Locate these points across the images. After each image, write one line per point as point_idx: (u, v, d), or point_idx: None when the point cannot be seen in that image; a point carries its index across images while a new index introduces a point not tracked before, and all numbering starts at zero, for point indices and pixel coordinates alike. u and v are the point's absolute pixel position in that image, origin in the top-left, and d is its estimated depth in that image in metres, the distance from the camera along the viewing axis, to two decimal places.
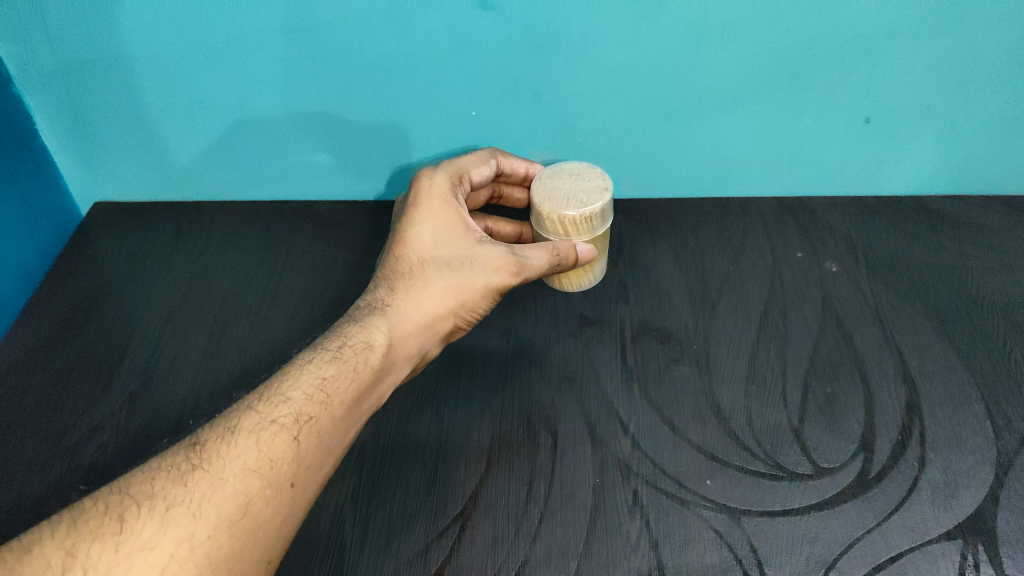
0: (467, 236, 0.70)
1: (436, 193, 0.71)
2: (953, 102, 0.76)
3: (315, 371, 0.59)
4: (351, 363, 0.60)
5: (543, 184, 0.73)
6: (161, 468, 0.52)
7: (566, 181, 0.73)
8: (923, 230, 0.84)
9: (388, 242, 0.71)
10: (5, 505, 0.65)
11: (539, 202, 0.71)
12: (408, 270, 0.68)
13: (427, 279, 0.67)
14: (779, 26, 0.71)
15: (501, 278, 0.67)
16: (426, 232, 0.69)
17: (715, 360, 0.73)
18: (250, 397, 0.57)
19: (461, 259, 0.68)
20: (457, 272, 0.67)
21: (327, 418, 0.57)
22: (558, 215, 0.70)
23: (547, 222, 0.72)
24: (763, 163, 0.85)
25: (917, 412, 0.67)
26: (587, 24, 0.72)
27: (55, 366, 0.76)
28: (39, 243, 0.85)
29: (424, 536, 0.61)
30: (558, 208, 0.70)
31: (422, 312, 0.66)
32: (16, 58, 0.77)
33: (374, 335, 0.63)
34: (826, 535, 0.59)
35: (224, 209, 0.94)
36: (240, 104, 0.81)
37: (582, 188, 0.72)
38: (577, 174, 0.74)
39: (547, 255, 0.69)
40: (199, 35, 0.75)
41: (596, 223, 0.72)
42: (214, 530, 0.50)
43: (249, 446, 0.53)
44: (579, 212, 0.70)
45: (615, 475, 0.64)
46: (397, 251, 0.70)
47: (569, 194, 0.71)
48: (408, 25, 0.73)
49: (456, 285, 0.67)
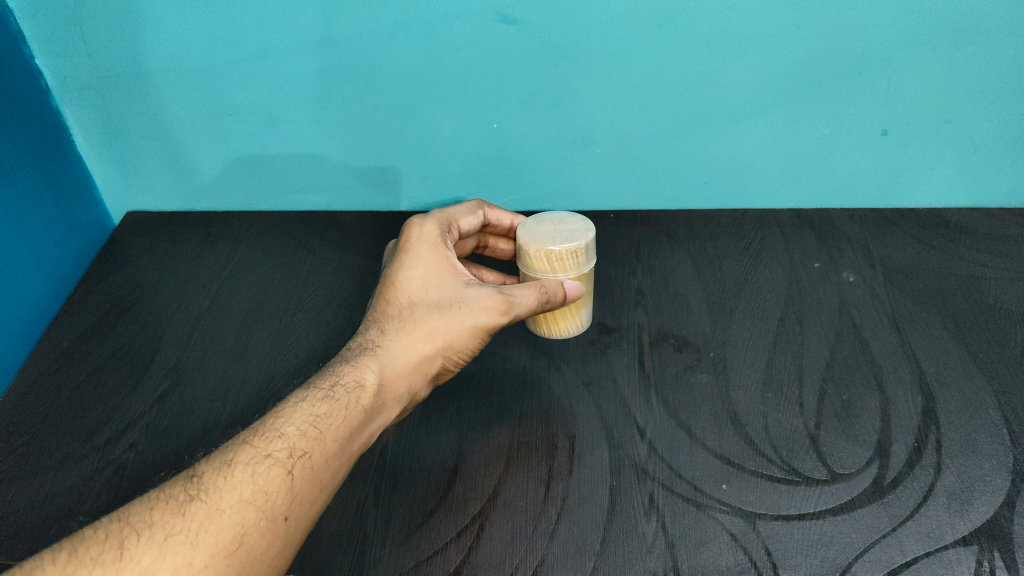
0: (456, 279, 0.68)
1: (426, 238, 0.69)
2: (969, 113, 0.78)
3: (309, 408, 0.57)
4: (343, 402, 0.58)
5: (526, 228, 0.73)
6: (159, 498, 0.51)
7: (548, 224, 0.73)
8: (941, 239, 0.85)
9: (377, 287, 0.69)
10: (32, 499, 0.66)
11: (523, 241, 0.71)
12: (397, 311, 0.66)
13: (417, 320, 0.65)
14: (796, 36, 0.73)
15: (491, 317, 0.65)
16: (415, 275, 0.67)
17: (732, 365, 0.74)
18: (245, 432, 0.56)
19: (452, 300, 0.66)
20: (446, 314, 0.65)
21: (321, 454, 0.55)
22: (544, 250, 0.69)
23: (533, 260, 0.71)
24: (780, 176, 0.86)
25: (934, 418, 0.67)
26: (606, 36, 0.75)
27: (83, 370, 0.78)
28: (72, 249, 0.88)
29: (444, 533, 0.62)
30: (543, 244, 0.70)
31: (410, 353, 0.64)
32: (56, 70, 0.81)
33: (365, 375, 0.61)
34: (842, 538, 0.59)
35: (252, 217, 0.96)
36: (270, 115, 0.84)
37: (566, 229, 0.72)
38: (560, 219, 0.74)
39: (535, 293, 0.67)
40: (232, 47, 0.78)
41: (583, 259, 0.71)
42: (210, 560, 0.48)
43: (245, 478, 0.52)
44: (566, 248, 0.69)
45: (631, 477, 0.65)
46: (385, 294, 0.68)
47: (553, 233, 0.71)
48: (432, 39, 0.76)
49: (443, 326, 0.65)
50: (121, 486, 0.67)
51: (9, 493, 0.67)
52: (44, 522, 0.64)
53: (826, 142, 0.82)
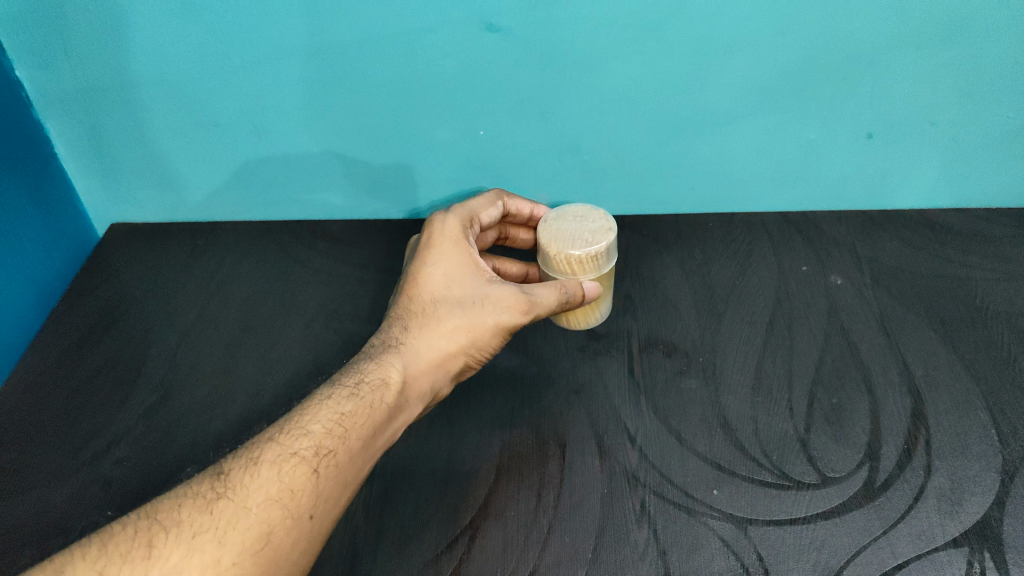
0: (479, 278, 0.67)
1: (448, 236, 0.69)
2: (955, 114, 0.78)
3: (334, 405, 0.56)
4: (368, 400, 0.57)
5: (547, 225, 0.72)
6: (187, 495, 0.50)
7: (568, 221, 0.72)
8: (927, 239, 0.85)
9: (400, 284, 0.68)
10: (21, 517, 0.66)
11: (545, 242, 0.70)
12: (420, 309, 0.65)
13: (440, 317, 0.64)
14: (781, 40, 0.73)
15: (513, 317, 0.65)
16: (438, 273, 0.67)
17: (721, 369, 0.74)
18: (273, 427, 0.55)
19: (475, 299, 0.65)
20: (468, 312, 0.64)
21: (346, 452, 0.55)
22: (564, 255, 0.69)
23: (553, 262, 0.70)
24: (767, 179, 0.86)
25: (923, 420, 0.68)
26: (592, 42, 0.75)
27: (72, 383, 0.78)
28: (57, 263, 0.88)
29: (436, 544, 0.61)
30: (564, 248, 0.69)
31: (433, 351, 0.63)
32: (38, 82, 0.80)
33: (389, 372, 0.60)
34: (833, 542, 0.59)
35: (239, 227, 0.95)
36: (255, 125, 0.83)
37: (587, 228, 0.71)
38: (581, 215, 0.73)
39: (556, 293, 0.67)
40: (216, 59, 0.77)
41: (604, 261, 0.70)
42: (236, 560, 0.48)
43: (272, 476, 0.52)
44: (587, 249, 0.69)
45: (622, 483, 0.65)
46: (408, 291, 0.67)
47: (574, 234, 0.70)
48: (418, 47, 0.76)
49: (466, 325, 0.64)
50: (110, 502, 0.66)
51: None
52: (33, 541, 0.64)
53: (812, 145, 0.82)
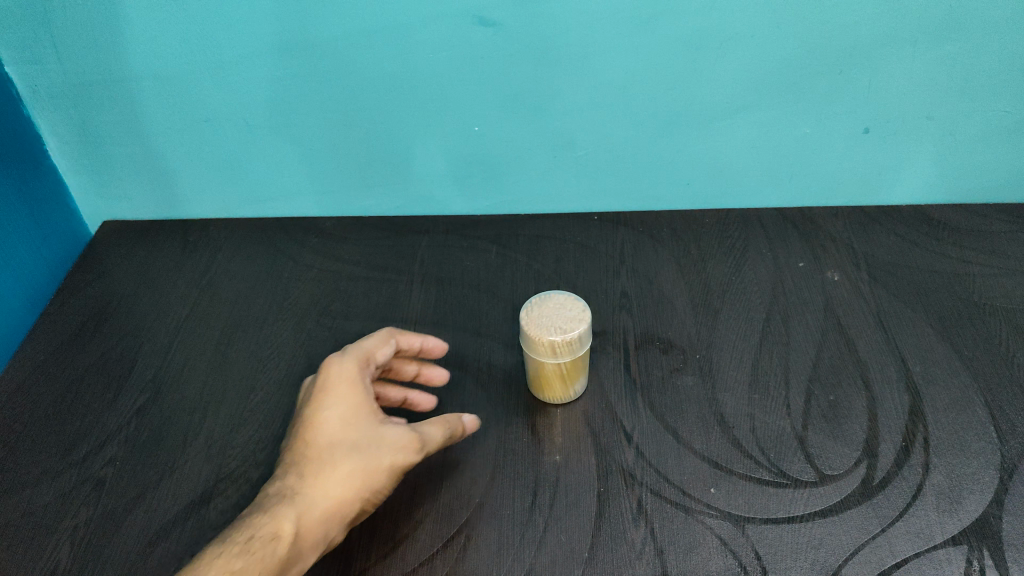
0: (376, 416, 0.61)
1: (346, 377, 0.62)
2: (952, 110, 0.78)
3: (223, 564, 0.52)
4: (258, 556, 0.52)
5: (528, 313, 0.66)
6: None
7: (550, 313, 0.66)
8: (924, 235, 0.85)
9: (294, 426, 0.62)
10: (9, 517, 0.65)
11: (523, 327, 0.64)
12: (316, 454, 0.59)
13: (334, 463, 0.58)
14: (778, 35, 0.73)
15: (409, 457, 0.60)
16: (333, 416, 0.60)
17: (718, 367, 0.73)
18: None
19: (371, 441, 0.59)
20: (363, 456, 0.58)
21: None
22: (538, 340, 0.63)
23: (528, 341, 0.65)
24: (763, 175, 0.86)
25: (921, 417, 0.67)
26: (586, 37, 0.74)
27: (63, 381, 0.77)
28: (48, 260, 0.87)
29: (430, 544, 0.61)
30: (540, 335, 0.63)
31: (328, 500, 0.57)
32: (25, 78, 0.79)
33: (281, 526, 0.54)
34: (831, 540, 0.59)
35: (231, 224, 0.94)
36: (246, 121, 0.83)
37: (566, 317, 0.65)
38: (562, 306, 0.67)
39: (442, 429, 0.62)
40: (206, 53, 0.76)
41: (580, 345, 0.65)
42: None
43: None
44: (581, 312, 0.66)
45: (619, 482, 0.64)
46: (304, 436, 0.60)
47: (566, 303, 0.67)
48: (410, 43, 0.75)
49: (362, 471, 0.58)
50: (100, 502, 0.65)
51: None
52: (22, 542, 0.63)
53: (809, 140, 0.81)
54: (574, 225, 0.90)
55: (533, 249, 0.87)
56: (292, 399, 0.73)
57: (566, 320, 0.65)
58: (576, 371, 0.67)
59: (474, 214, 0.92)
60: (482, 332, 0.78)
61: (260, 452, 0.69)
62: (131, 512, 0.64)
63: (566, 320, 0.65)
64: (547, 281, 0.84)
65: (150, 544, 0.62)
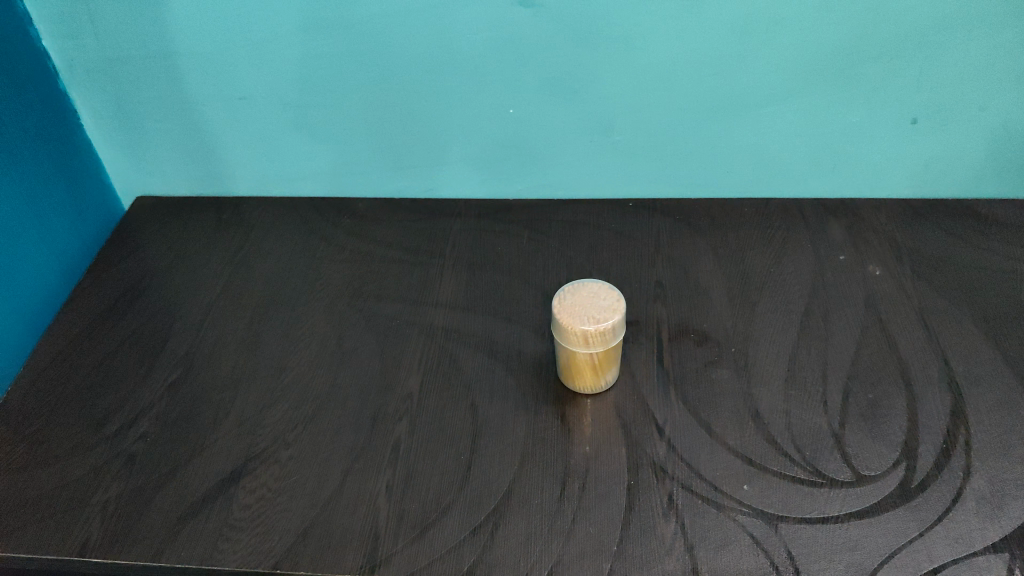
0: None
1: None
2: (1004, 100, 0.76)
3: None
4: None
5: (561, 301, 0.65)
6: None
7: (585, 301, 0.65)
8: (971, 230, 0.82)
9: None
10: (43, 489, 0.65)
11: (557, 316, 0.63)
12: None
13: None
14: (827, 19, 0.71)
15: None
16: None
17: (753, 361, 0.71)
18: None
19: None
20: None
21: None
22: (571, 330, 0.62)
23: (560, 331, 0.64)
24: (805, 165, 0.84)
25: (963, 419, 0.65)
26: (629, 18, 0.73)
27: (96, 355, 0.77)
28: (82, 235, 0.87)
29: (458, 531, 0.60)
30: (573, 325, 0.62)
31: None
32: (65, 52, 0.80)
33: None
34: (867, 542, 0.58)
35: (264, 203, 0.94)
36: (282, 99, 0.82)
37: (600, 307, 0.64)
38: (596, 294, 0.65)
39: None
40: (244, 29, 0.76)
41: (613, 336, 0.63)
42: None
43: None
44: (615, 301, 0.64)
45: (650, 476, 0.63)
46: None
47: (600, 291, 0.66)
48: (450, 22, 0.75)
49: None
50: (131, 478, 0.66)
51: (19, 484, 0.66)
52: (54, 514, 0.63)
53: (854, 129, 0.79)
54: (609, 211, 0.89)
55: (567, 235, 0.86)
56: (323, 380, 0.73)
57: (599, 309, 0.63)
58: (608, 361, 0.66)
59: (509, 198, 0.91)
60: (513, 319, 0.77)
61: (289, 432, 0.68)
62: (162, 489, 0.65)
63: (599, 309, 0.63)
64: (581, 268, 0.82)
65: (179, 521, 0.62)
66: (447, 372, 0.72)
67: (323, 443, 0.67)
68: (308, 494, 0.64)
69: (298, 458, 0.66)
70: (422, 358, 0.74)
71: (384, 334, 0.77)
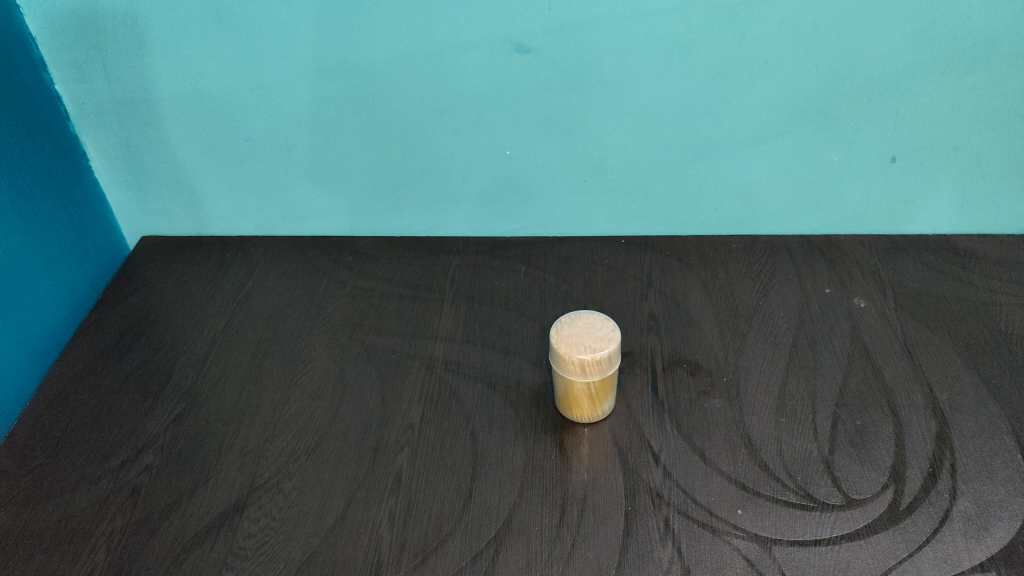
0: None
1: None
2: (977, 139, 0.80)
3: None
4: None
5: (558, 330, 0.67)
6: None
7: (581, 331, 0.67)
8: (951, 265, 0.85)
9: None
10: (47, 521, 0.66)
11: (556, 345, 0.65)
12: None
13: None
14: (807, 64, 0.75)
15: None
16: None
17: (745, 390, 0.74)
18: None
19: None
20: None
21: None
22: (569, 358, 0.64)
23: (558, 360, 0.66)
24: (790, 202, 0.87)
25: (947, 443, 0.68)
26: (620, 64, 0.77)
27: (102, 389, 0.78)
28: (87, 273, 0.89)
29: (459, 557, 0.61)
30: (570, 354, 0.64)
31: None
32: (76, 96, 0.83)
33: None
34: (858, 564, 0.59)
35: (266, 242, 0.96)
36: (285, 139, 0.85)
37: (594, 336, 0.66)
38: (591, 324, 0.67)
39: None
40: (249, 73, 0.80)
41: (608, 365, 0.65)
42: None
43: None
44: (611, 331, 0.67)
45: (646, 501, 0.65)
46: None
47: (596, 321, 0.68)
48: (449, 67, 0.78)
49: None
50: (136, 509, 0.67)
51: (24, 516, 0.67)
52: (59, 545, 0.64)
53: (835, 169, 0.83)
54: (602, 248, 0.91)
55: (562, 271, 0.89)
56: (325, 412, 0.74)
57: (596, 338, 0.66)
58: (604, 390, 0.68)
59: (505, 236, 0.94)
60: (511, 351, 0.79)
61: (292, 463, 0.70)
62: (167, 519, 0.66)
63: (596, 338, 0.66)
64: (576, 302, 0.85)
65: (183, 551, 0.63)
66: (446, 404, 0.74)
67: (326, 472, 0.69)
68: (311, 523, 0.65)
69: (300, 488, 0.68)
70: (422, 390, 0.76)
71: (384, 367, 0.79)
